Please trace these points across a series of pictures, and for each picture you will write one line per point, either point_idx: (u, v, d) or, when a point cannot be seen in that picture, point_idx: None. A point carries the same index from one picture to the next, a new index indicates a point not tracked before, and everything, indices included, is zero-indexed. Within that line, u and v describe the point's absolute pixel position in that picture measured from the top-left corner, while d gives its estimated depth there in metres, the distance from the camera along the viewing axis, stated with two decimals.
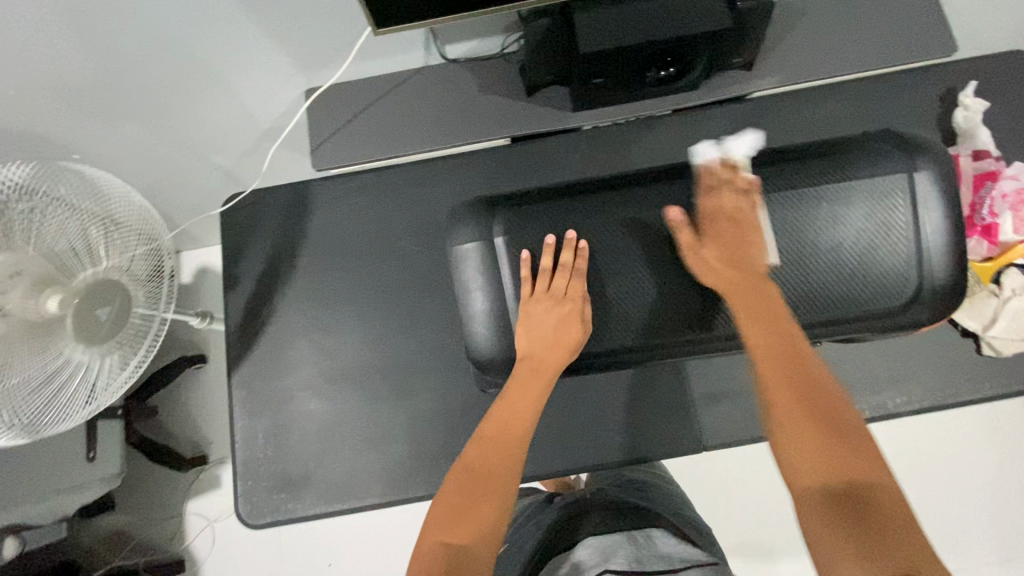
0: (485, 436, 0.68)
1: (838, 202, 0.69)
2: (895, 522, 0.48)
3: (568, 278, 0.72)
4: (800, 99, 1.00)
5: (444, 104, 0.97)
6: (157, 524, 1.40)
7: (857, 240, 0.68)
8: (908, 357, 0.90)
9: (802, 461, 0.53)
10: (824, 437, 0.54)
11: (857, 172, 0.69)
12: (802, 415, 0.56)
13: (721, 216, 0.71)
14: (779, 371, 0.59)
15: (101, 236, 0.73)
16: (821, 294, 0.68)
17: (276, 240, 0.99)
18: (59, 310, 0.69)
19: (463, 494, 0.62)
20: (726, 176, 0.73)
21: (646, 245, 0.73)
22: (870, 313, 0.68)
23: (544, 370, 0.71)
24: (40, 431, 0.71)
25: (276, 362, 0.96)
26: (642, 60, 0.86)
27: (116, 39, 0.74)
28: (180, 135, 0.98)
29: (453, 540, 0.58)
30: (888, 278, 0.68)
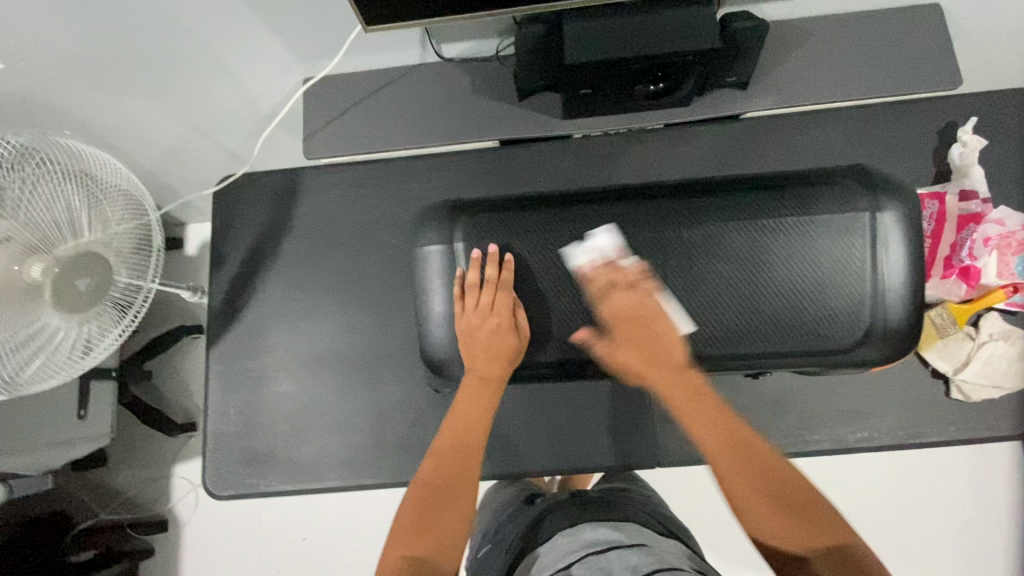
0: (440, 451, 0.73)
1: (798, 237, 0.70)
2: (873, 575, 0.54)
3: (493, 291, 0.75)
4: (796, 121, 0.99)
5: (437, 101, 0.98)
6: (144, 483, 1.46)
7: (813, 275, 0.69)
8: (874, 393, 0.89)
9: (787, 552, 0.57)
10: (795, 521, 0.59)
11: (819, 207, 0.70)
12: (764, 505, 0.60)
13: (624, 319, 0.72)
14: (727, 457, 0.64)
15: (87, 210, 0.77)
16: (773, 327, 0.70)
17: (264, 222, 1.02)
18: (40, 277, 0.72)
19: (425, 506, 0.67)
20: (684, 201, 0.75)
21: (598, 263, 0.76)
22: (824, 349, 0.69)
23: (490, 379, 0.75)
24: (18, 388, 0.75)
25: (253, 341, 0.99)
26: (631, 74, 0.86)
27: (119, 21, 0.77)
28: (182, 115, 1.01)
29: (416, 552, 0.62)
30: (841, 315, 0.69)
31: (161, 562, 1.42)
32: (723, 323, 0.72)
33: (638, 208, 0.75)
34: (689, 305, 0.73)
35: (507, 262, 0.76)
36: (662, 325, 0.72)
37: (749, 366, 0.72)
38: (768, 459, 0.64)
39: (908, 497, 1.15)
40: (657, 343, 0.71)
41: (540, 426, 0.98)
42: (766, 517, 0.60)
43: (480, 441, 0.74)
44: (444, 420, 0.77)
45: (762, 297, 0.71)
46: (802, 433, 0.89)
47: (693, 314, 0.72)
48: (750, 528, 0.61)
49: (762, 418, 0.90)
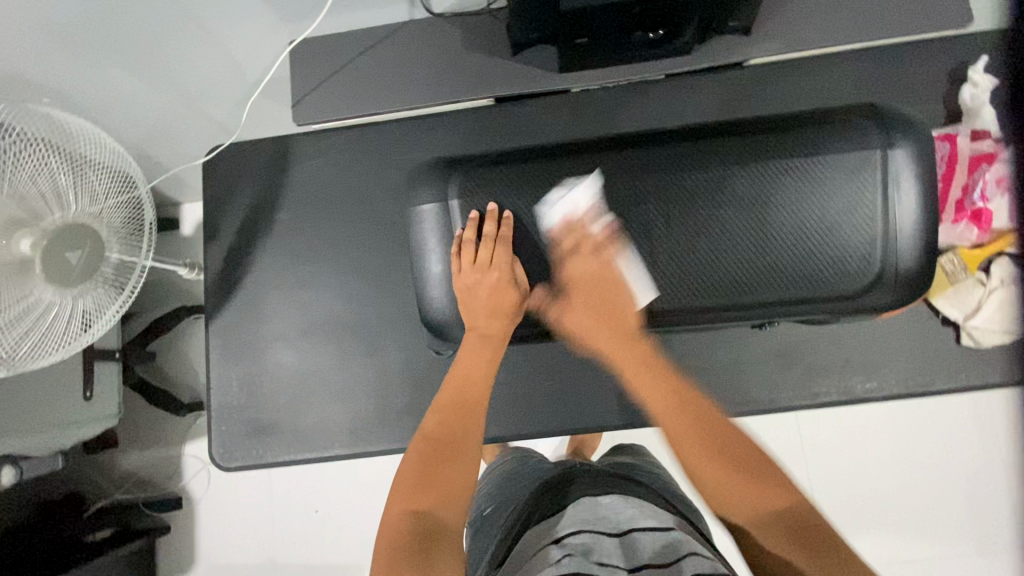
0: (442, 408, 0.74)
1: (804, 179, 0.69)
2: (821, 533, 0.55)
3: (493, 246, 0.75)
4: (802, 67, 0.94)
5: (428, 60, 0.95)
6: (155, 462, 1.47)
7: (820, 217, 0.69)
8: (882, 343, 0.88)
9: (737, 505, 0.60)
10: (750, 483, 0.61)
11: (827, 147, 0.69)
12: (717, 468, 0.63)
13: (579, 283, 0.76)
14: (689, 438, 0.66)
15: (72, 182, 0.74)
16: (778, 272, 0.70)
17: (256, 192, 0.99)
18: (31, 251, 0.70)
19: (430, 460, 0.68)
20: (690, 145, 0.74)
21: (600, 214, 0.75)
22: (833, 293, 0.69)
23: (493, 336, 0.76)
24: (16, 367, 0.72)
25: (252, 314, 0.98)
26: (627, 19, 0.82)
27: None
28: (166, 88, 0.98)
29: (420, 508, 0.62)
30: (850, 258, 0.68)
31: (176, 538, 1.44)
32: (728, 269, 0.71)
33: (641, 154, 0.75)
34: (693, 256, 0.72)
35: (505, 218, 0.76)
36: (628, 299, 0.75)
37: (756, 317, 0.72)
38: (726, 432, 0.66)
39: (915, 449, 1.15)
40: (609, 313, 0.76)
41: (545, 388, 0.97)
42: (718, 484, 0.62)
43: (482, 395, 0.75)
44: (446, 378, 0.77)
45: (769, 241, 0.70)
46: (809, 386, 0.88)
47: (696, 264, 0.72)
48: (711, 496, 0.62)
49: (768, 372, 0.88)
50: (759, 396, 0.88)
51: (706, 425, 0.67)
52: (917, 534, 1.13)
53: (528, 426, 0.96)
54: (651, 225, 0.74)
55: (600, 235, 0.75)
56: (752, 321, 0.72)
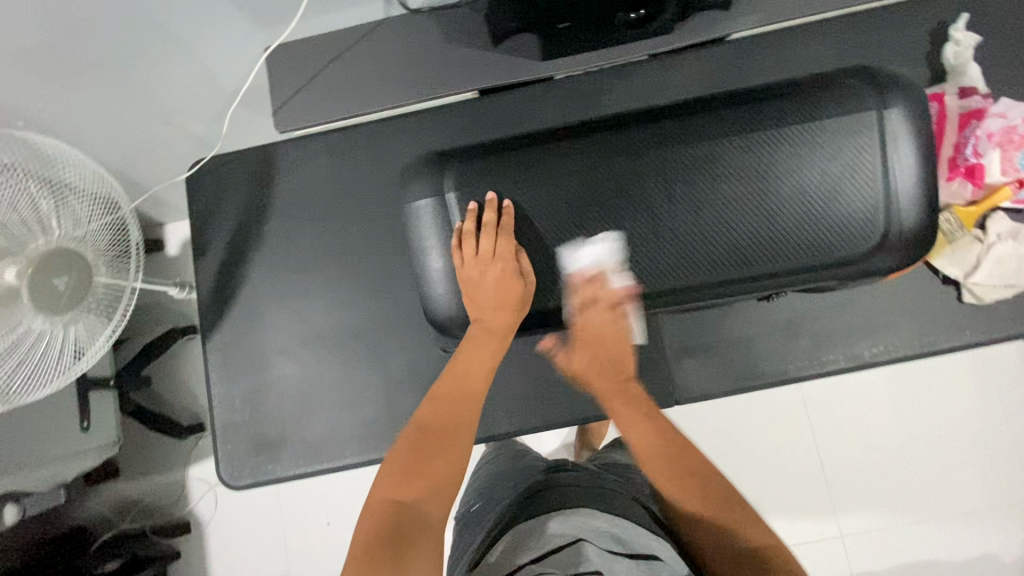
0: (439, 397, 0.76)
1: (803, 144, 0.69)
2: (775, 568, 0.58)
3: (494, 235, 0.74)
4: (783, 37, 0.94)
5: (407, 58, 0.93)
6: (159, 489, 1.44)
7: (822, 182, 0.69)
8: (885, 306, 0.88)
9: (704, 547, 0.62)
10: (731, 527, 0.62)
11: (823, 111, 0.69)
12: (687, 491, 0.66)
13: (590, 333, 0.79)
14: (662, 465, 0.69)
15: (54, 206, 0.72)
16: (782, 240, 0.70)
17: (243, 204, 0.97)
18: (15, 280, 0.68)
19: (419, 452, 0.69)
20: (686, 119, 0.73)
21: (600, 194, 0.74)
22: (838, 258, 0.69)
23: (496, 330, 0.75)
24: (11, 400, 0.71)
25: (249, 328, 0.96)
26: (605, 1, 0.81)
27: (69, 16, 0.70)
28: (142, 107, 0.95)
29: (405, 497, 0.64)
30: (854, 222, 0.68)
31: (188, 563, 1.42)
32: (733, 241, 0.71)
33: (637, 131, 0.74)
34: (700, 232, 0.72)
35: (506, 208, 0.75)
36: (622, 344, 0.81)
37: (762, 289, 0.73)
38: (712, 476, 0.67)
39: (921, 411, 1.16)
40: (610, 356, 0.81)
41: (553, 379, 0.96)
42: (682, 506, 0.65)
43: (480, 391, 0.77)
44: (448, 366, 0.78)
45: (772, 211, 0.70)
46: (817, 354, 0.88)
47: (703, 239, 0.72)
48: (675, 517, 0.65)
49: (775, 344, 0.89)
50: (769, 369, 0.88)
51: (681, 450, 0.70)
52: (927, 494, 1.14)
53: (538, 419, 0.95)
54: (653, 202, 0.73)
55: (601, 216, 0.74)
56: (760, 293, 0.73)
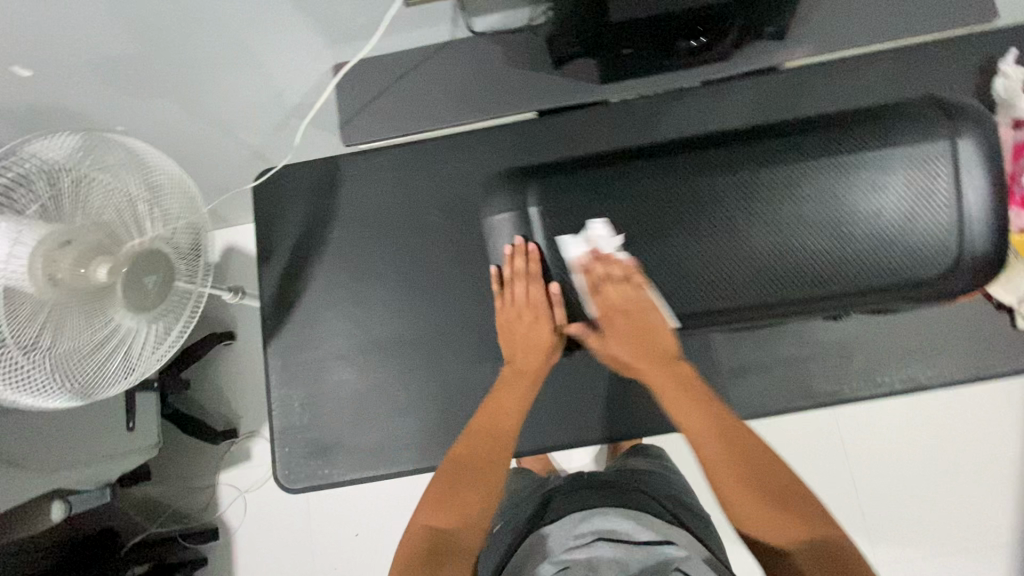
0: (474, 430, 0.79)
1: (875, 171, 0.75)
2: (852, 563, 0.61)
3: (526, 282, 0.88)
4: (835, 68, 0.97)
5: (471, 78, 0.96)
6: (191, 494, 1.44)
7: (892, 208, 0.74)
8: (936, 331, 0.92)
9: (777, 539, 0.65)
10: (793, 518, 0.65)
11: (895, 137, 0.74)
12: (754, 490, 0.67)
13: (614, 311, 0.83)
14: (723, 458, 0.70)
15: (145, 207, 0.75)
16: (853, 260, 0.75)
17: (307, 214, 1.00)
18: (109, 277, 0.70)
19: (451, 480, 0.72)
20: (760, 146, 0.81)
21: (679, 212, 0.82)
22: (906, 281, 0.74)
23: (526, 369, 0.87)
24: (94, 392, 0.75)
25: (308, 333, 0.98)
26: (671, 29, 0.84)
27: (166, 27, 0.74)
28: (213, 118, 0.99)
29: (438, 523, 0.68)
30: (922, 247, 0.73)
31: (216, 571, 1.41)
32: (804, 260, 0.77)
33: (714, 155, 0.82)
34: (771, 247, 0.78)
35: (532, 252, 0.87)
36: (658, 321, 0.82)
37: (828, 310, 0.78)
38: (775, 464, 0.69)
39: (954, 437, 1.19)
40: (654, 342, 0.82)
41: (603, 396, 0.96)
42: (745, 498, 0.67)
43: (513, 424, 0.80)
44: (481, 407, 0.83)
45: (843, 232, 0.76)
46: (872, 376, 0.92)
47: (773, 254, 0.78)
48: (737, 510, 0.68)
49: (831, 364, 0.91)
50: (825, 390, 0.91)
51: (738, 437, 0.72)
52: (960, 521, 1.16)
53: (589, 433, 0.96)
54: (729, 221, 0.80)
55: (680, 233, 0.82)
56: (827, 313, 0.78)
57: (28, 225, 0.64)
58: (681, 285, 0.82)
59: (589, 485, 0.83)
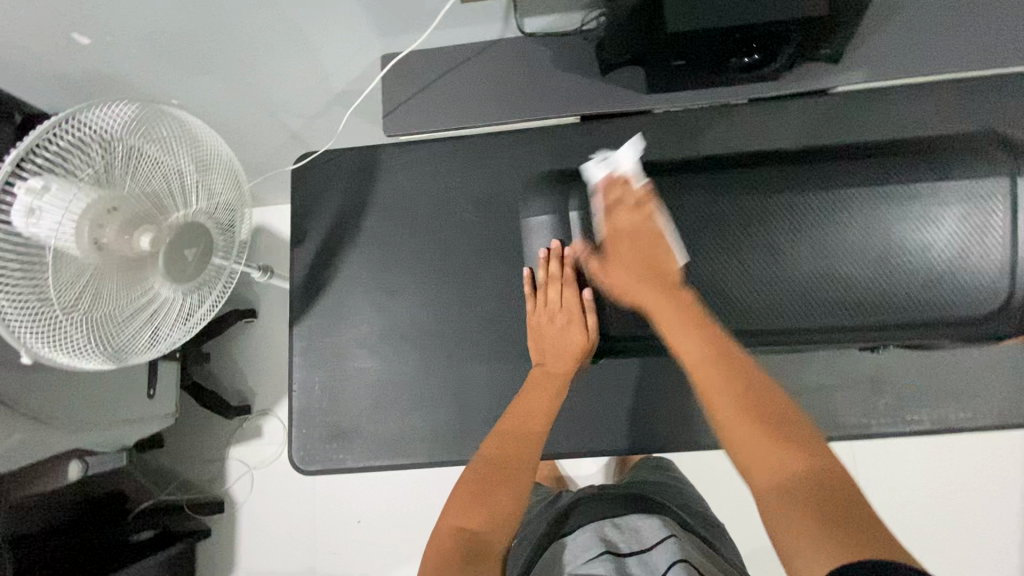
0: (502, 432, 0.80)
1: (943, 204, 0.87)
2: (851, 500, 0.54)
3: (561, 285, 0.92)
4: (887, 96, 0.95)
5: (516, 78, 0.95)
6: (202, 466, 1.46)
7: (956, 240, 0.86)
8: (966, 372, 0.92)
9: (761, 462, 0.60)
10: (784, 442, 0.60)
11: (960, 174, 0.86)
12: (742, 414, 0.64)
13: (620, 236, 0.91)
14: (720, 380, 0.69)
15: (192, 182, 0.77)
16: (920, 288, 0.86)
17: (343, 200, 1.01)
18: (150, 247, 0.72)
19: (481, 483, 0.73)
20: (842, 164, 0.90)
21: (763, 225, 0.90)
22: (968, 312, 0.85)
23: (556, 375, 0.88)
24: (126, 359, 0.76)
25: (335, 318, 0.99)
26: (725, 45, 0.82)
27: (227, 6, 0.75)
28: (259, 98, 1.00)
29: (468, 527, 0.68)
30: (982, 278, 0.85)
31: (219, 543, 1.43)
32: (877, 282, 0.87)
33: (800, 171, 0.90)
34: (826, 274, 0.88)
35: (568, 258, 0.94)
36: (660, 253, 0.89)
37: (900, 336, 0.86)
38: (776, 398, 0.66)
39: (972, 480, 1.17)
40: (654, 270, 0.87)
41: (623, 406, 0.95)
42: (733, 421, 0.65)
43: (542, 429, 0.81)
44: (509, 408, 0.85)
45: (914, 260, 0.87)
46: (901, 413, 0.91)
47: (828, 280, 0.88)
48: (723, 431, 0.65)
49: (860, 397, 0.92)
50: (850, 422, 0.91)
51: (734, 360, 0.71)
52: (970, 563, 1.15)
53: (605, 444, 0.95)
54: (810, 238, 0.89)
55: (764, 245, 0.90)
56: (902, 339, 0.86)
57: (80, 188, 0.64)
58: (759, 297, 0.89)
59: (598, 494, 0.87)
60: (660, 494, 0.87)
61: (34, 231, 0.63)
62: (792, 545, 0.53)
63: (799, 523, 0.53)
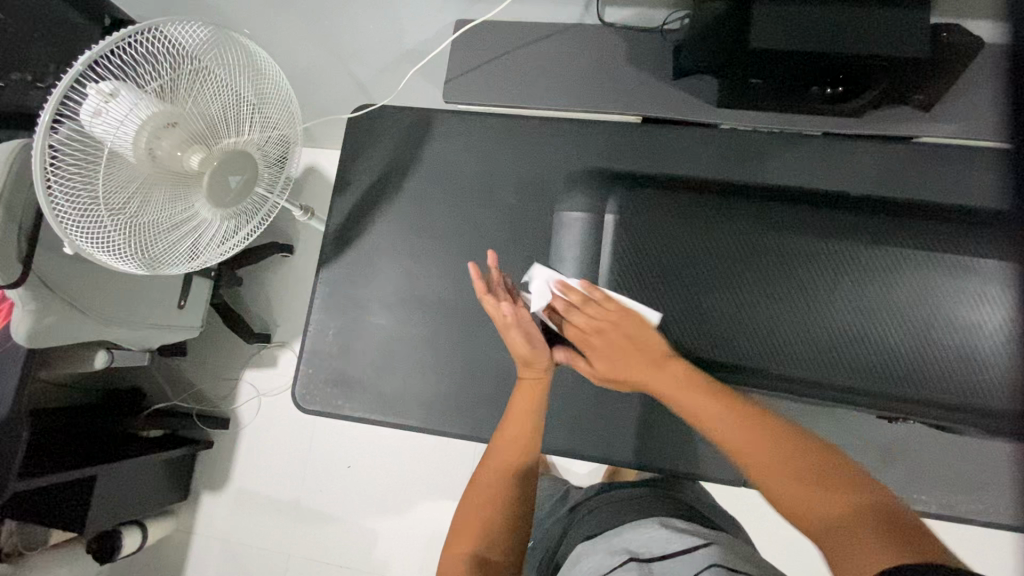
0: (494, 448, 0.80)
1: (986, 283, 0.83)
2: (899, 518, 0.51)
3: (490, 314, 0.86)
4: (971, 156, 0.90)
5: (585, 66, 0.93)
6: (214, 382, 1.53)
7: (993, 326, 0.82)
8: (988, 465, 0.88)
9: (814, 510, 0.55)
10: (830, 483, 0.56)
11: (1002, 253, 0.84)
12: (782, 468, 0.59)
13: (585, 339, 0.81)
14: (750, 434, 0.63)
15: (250, 110, 0.78)
16: (948, 367, 0.82)
17: (391, 157, 1.02)
18: (199, 167, 0.74)
19: (481, 503, 0.75)
20: (886, 218, 0.87)
21: (794, 263, 0.88)
22: (991, 403, 0.80)
23: (531, 384, 0.84)
24: (158, 269, 0.80)
25: (362, 269, 1.01)
26: (811, 71, 0.77)
27: None
28: (330, 41, 1.00)
29: (475, 551, 0.70)
30: (1010, 372, 0.81)
31: (216, 457, 1.50)
32: (903, 350, 0.83)
33: (844, 216, 0.88)
34: (852, 329, 0.85)
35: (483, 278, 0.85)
36: (639, 330, 0.79)
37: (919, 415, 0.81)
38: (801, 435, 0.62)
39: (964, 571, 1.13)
40: (642, 351, 0.77)
41: (624, 416, 0.94)
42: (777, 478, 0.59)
43: (531, 438, 0.81)
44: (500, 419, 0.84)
45: (947, 336, 0.82)
46: (907, 491, 0.88)
47: (855, 335, 0.84)
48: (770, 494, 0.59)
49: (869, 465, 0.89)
50: None
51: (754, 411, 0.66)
52: None
53: (596, 450, 0.94)
54: (842, 287, 0.86)
55: (793, 283, 0.87)
56: (920, 418, 0.81)
57: (143, 99, 0.66)
58: (778, 335, 0.86)
59: (601, 505, 0.83)
60: (669, 502, 0.82)
61: (96, 129, 0.66)
62: (857, 571, 0.48)
63: (864, 552, 0.49)
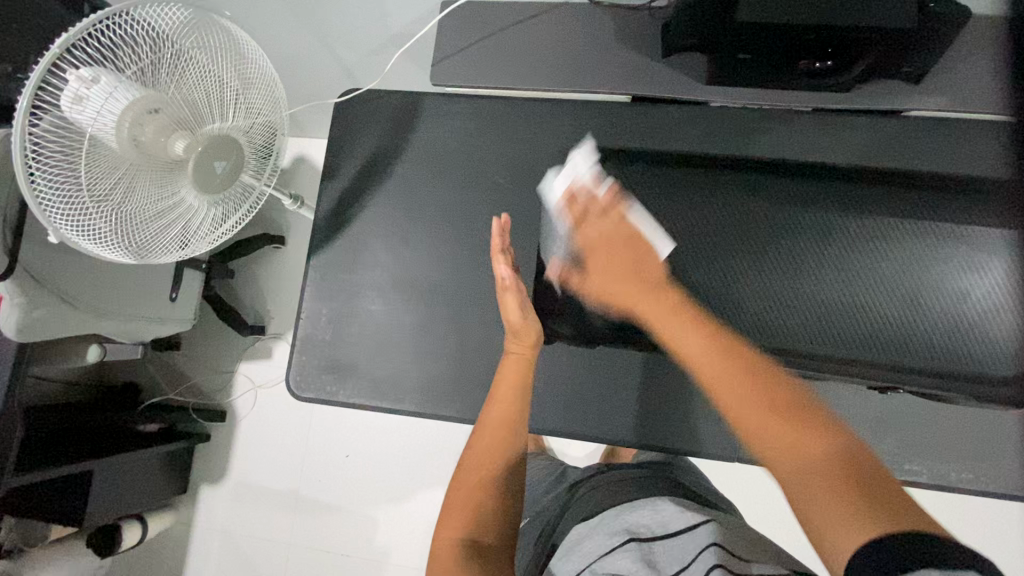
0: (481, 427, 0.80)
1: (971, 251, 0.84)
2: (873, 478, 0.49)
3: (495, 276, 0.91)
4: (958, 128, 0.90)
5: (573, 46, 0.92)
6: (210, 374, 1.52)
7: (978, 293, 0.83)
8: (978, 434, 0.89)
9: (784, 457, 0.54)
10: (800, 428, 0.54)
11: (985, 221, 0.85)
12: (754, 412, 0.58)
13: (599, 240, 0.89)
14: (725, 376, 0.63)
15: (234, 94, 0.77)
16: (936, 336, 0.82)
17: (379, 142, 1.01)
18: (184, 153, 0.73)
19: (471, 485, 0.74)
20: (874, 190, 0.87)
21: (785, 237, 0.87)
22: (978, 371, 0.81)
23: (520, 358, 0.85)
24: (146, 257, 0.79)
25: (353, 256, 1.01)
26: (799, 44, 0.76)
27: None
28: (315, 26, 0.99)
29: (466, 533, 0.69)
30: (995, 339, 0.81)
31: (214, 449, 1.50)
32: (891, 320, 0.84)
33: (834, 189, 0.88)
34: (841, 300, 0.85)
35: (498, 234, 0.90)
36: (644, 252, 0.86)
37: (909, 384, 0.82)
38: (776, 379, 0.61)
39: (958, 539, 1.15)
40: (643, 269, 0.84)
41: (620, 395, 0.94)
42: (751, 418, 0.58)
43: (518, 412, 0.81)
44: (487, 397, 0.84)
45: (934, 305, 0.83)
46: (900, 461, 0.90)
47: (844, 307, 0.85)
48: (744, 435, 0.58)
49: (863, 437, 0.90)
50: None
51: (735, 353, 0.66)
52: None
53: (592, 430, 0.94)
54: (831, 259, 0.86)
55: (785, 257, 0.87)
56: (910, 387, 0.82)
57: (124, 84, 0.65)
58: (770, 309, 0.86)
59: (601, 484, 0.83)
60: (667, 481, 0.82)
61: (76, 115, 0.64)
62: (820, 530, 0.48)
63: (835, 512, 0.47)
